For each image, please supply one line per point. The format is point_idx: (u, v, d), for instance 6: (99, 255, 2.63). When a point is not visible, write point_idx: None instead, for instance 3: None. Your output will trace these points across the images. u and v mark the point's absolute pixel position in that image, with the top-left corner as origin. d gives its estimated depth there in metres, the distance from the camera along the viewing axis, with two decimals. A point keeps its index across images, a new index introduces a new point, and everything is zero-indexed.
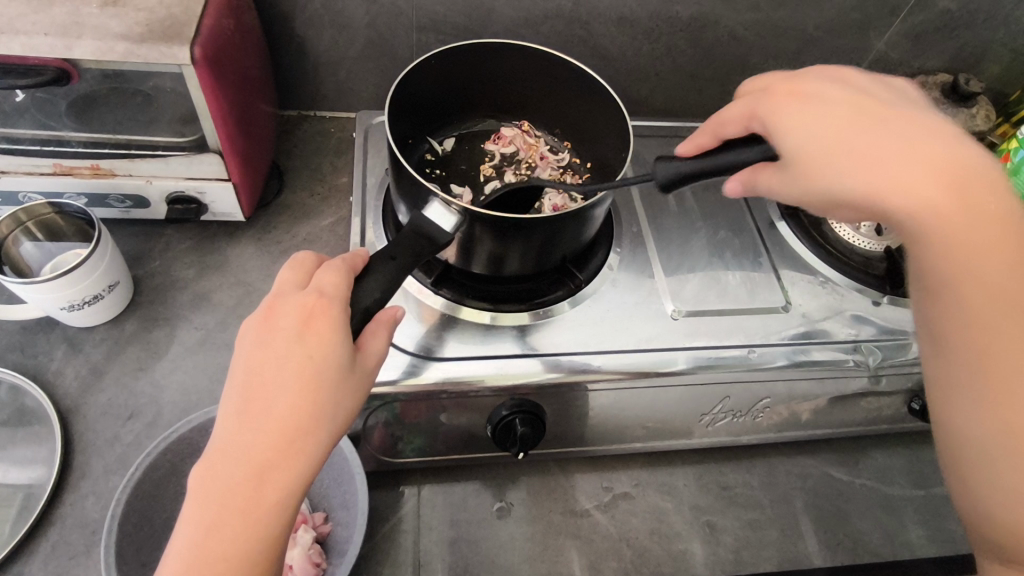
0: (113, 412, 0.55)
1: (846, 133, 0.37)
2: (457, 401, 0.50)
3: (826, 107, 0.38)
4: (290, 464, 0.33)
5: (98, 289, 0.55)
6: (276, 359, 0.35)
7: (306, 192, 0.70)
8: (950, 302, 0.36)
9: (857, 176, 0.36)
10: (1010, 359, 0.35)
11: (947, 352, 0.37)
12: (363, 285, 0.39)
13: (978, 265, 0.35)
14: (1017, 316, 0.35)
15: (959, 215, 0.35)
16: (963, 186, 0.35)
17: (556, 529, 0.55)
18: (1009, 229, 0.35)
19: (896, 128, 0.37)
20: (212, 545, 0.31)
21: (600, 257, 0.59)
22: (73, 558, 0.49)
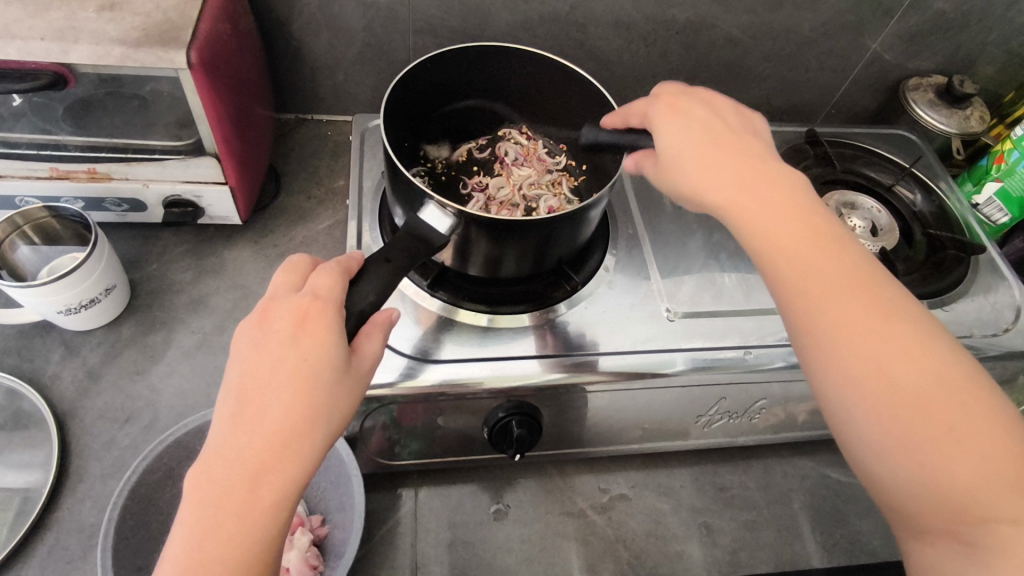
0: (110, 416, 0.55)
1: (681, 139, 0.43)
2: (455, 403, 0.50)
3: (683, 122, 0.44)
4: (284, 467, 0.33)
5: (95, 293, 0.56)
6: (271, 362, 0.35)
7: (303, 196, 0.70)
8: (782, 289, 0.40)
9: (697, 180, 0.42)
10: (835, 321, 0.38)
11: (801, 342, 0.39)
12: (359, 289, 0.39)
13: (783, 245, 0.39)
14: (835, 296, 0.38)
15: (773, 208, 0.40)
16: (772, 189, 0.41)
17: (553, 531, 0.55)
18: (812, 227, 0.40)
19: (726, 143, 0.43)
20: (208, 549, 0.31)
21: (596, 259, 0.59)
22: (69, 562, 0.49)
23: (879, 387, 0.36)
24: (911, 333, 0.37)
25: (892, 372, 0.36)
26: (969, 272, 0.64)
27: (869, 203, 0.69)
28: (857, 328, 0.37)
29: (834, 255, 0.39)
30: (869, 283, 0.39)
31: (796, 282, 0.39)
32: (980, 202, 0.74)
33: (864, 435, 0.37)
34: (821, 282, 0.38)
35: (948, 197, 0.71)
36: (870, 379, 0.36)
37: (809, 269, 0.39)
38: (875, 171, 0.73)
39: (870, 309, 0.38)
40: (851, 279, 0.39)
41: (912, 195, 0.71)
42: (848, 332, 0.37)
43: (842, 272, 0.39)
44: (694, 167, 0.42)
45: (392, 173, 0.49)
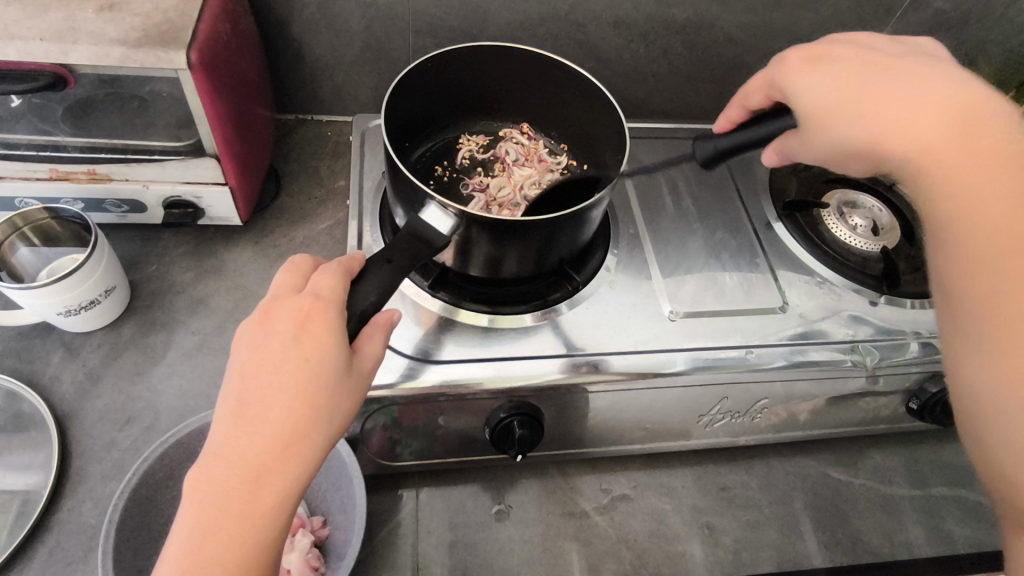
0: (110, 417, 0.55)
1: (831, 87, 0.45)
2: (457, 404, 0.50)
3: (829, 70, 0.46)
4: (286, 467, 0.33)
5: (95, 294, 0.55)
6: (273, 361, 0.35)
7: (303, 196, 0.70)
8: (950, 237, 0.40)
9: (862, 122, 0.43)
10: (1009, 267, 0.38)
11: (943, 286, 0.41)
12: (360, 290, 0.39)
13: (961, 187, 0.40)
14: (1010, 252, 0.38)
15: (954, 154, 0.40)
16: (971, 131, 0.40)
17: (555, 531, 0.55)
18: (1011, 174, 0.39)
19: (892, 83, 0.43)
20: (206, 550, 0.31)
21: (597, 259, 0.59)
22: (70, 564, 0.49)
23: (998, 339, 0.37)
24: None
25: (1022, 328, 0.37)
26: None
27: None
28: None
29: (1012, 204, 0.39)
30: (1014, 228, 0.38)
31: (987, 228, 0.39)
32: None
33: (981, 389, 0.38)
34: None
35: None
36: (1000, 336, 0.37)
37: (1016, 216, 0.38)
38: None
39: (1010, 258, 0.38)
40: (1007, 227, 0.38)
41: None
42: (989, 285, 0.38)
43: (1020, 221, 0.38)
44: (853, 114, 0.44)
45: (392, 175, 0.49)
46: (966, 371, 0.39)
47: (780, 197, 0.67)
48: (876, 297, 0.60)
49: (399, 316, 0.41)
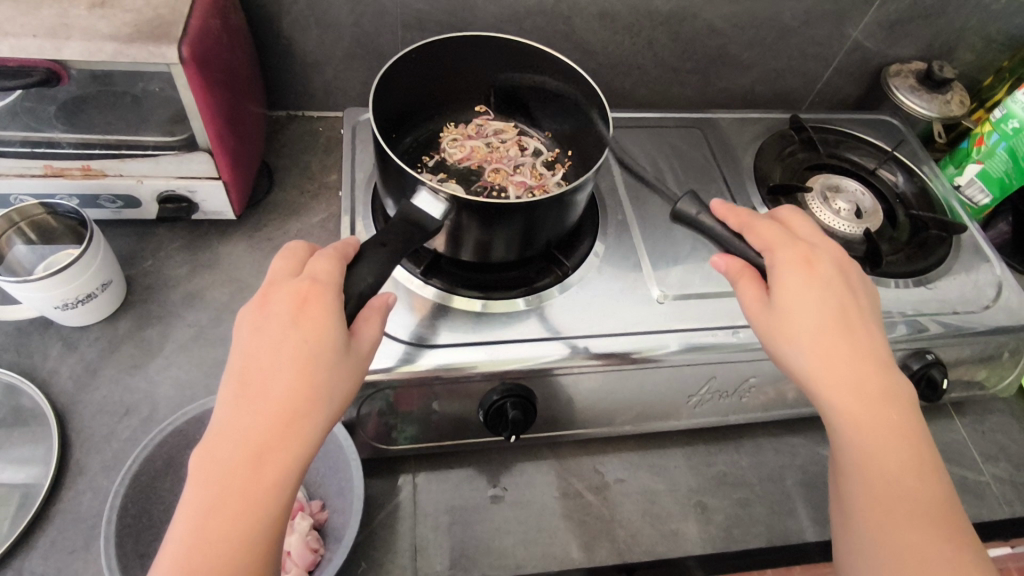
0: (109, 410, 0.56)
1: (811, 310, 0.44)
2: (452, 388, 0.51)
3: (814, 288, 0.44)
4: (290, 451, 0.34)
5: (92, 288, 0.56)
6: (274, 345, 0.36)
7: (296, 190, 0.71)
8: (858, 485, 0.41)
9: (808, 353, 0.43)
10: (898, 524, 0.39)
11: (854, 529, 0.41)
12: (356, 272, 0.40)
13: (872, 436, 0.41)
14: (908, 503, 0.40)
15: (866, 411, 0.42)
16: (885, 403, 0.42)
17: (550, 511, 0.56)
18: (930, 483, 0.41)
19: (834, 321, 0.43)
20: (212, 529, 0.32)
21: (586, 245, 0.60)
22: (72, 552, 0.49)
23: None
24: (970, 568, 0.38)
25: None
26: (952, 251, 0.66)
27: (853, 186, 0.70)
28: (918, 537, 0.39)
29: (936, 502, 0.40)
30: (937, 514, 0.40)
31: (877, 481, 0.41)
32: (961, 184, 0.76)
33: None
34: (919, 513, 0.40)
35: (930, 180, 0.73)
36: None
37: (909, 485, 0.40)
38: (858, 155, 0.74)
39: (925, 522, 0.39)
40: (929, 509, 0.40)
41: (894, 177, 0.72)
42: (917, 561, 0.38)
43: (919, 495, 0.40)
44: (814, 342, 0.43)
45: (381, 162, 0.50)
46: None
47: (764, 181, 0.68)
48: (861, 278, 0.62)
49: (390, 300, 0.41)
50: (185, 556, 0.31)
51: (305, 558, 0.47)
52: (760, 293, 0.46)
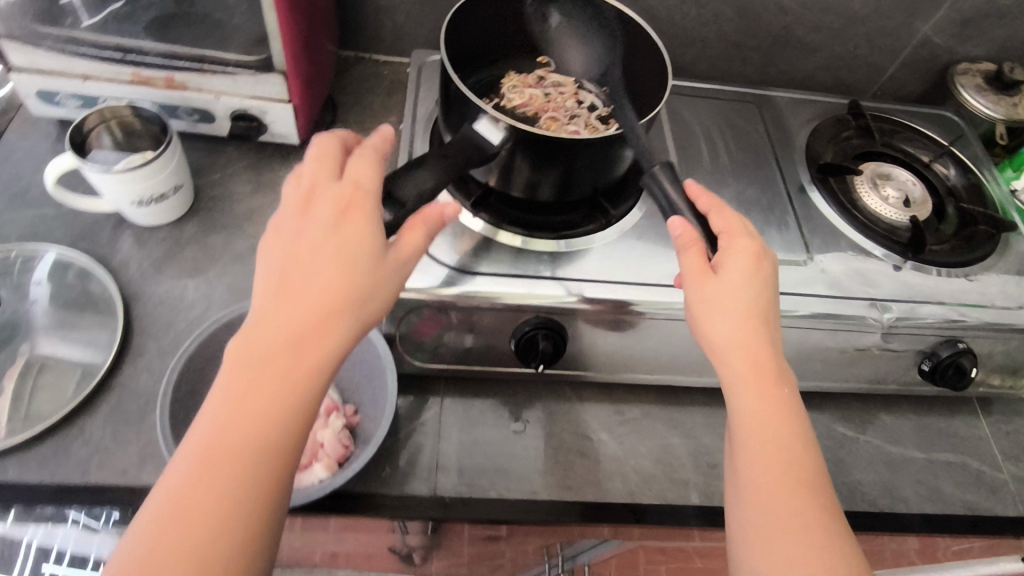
0: (170, 302, 0.60)
1: (736, 289, 0.43)
2: (490, 315, 0.54)
3: (745, 269, 0.43)
4: (323, 346, 0.37)
5: (166, 188, 0.60)
6: (318, 244, 0.39)
7: (357, 126, 0.75)
8: (744, 448, 0.41)
9: (720, 329, 0.42)
10: (768, 504, 0.38)
11: (733, 497, 0.41)
12: (418, 176, 0.43)
13: (759, 417, 0.41)
14: (781, 486, 0.39)
15: (759, 392, 0.41)
16: (778, 390, 0.42)
17: (567, 447, 0.58)
18: (808, 465, 0.40)
19: (749, 301, 0.43)
20: (247, 402, 0.35)
21: (633, 197, 0.61)
22: (126, 421, 0.53)
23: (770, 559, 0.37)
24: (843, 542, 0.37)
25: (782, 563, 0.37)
26: (999, 247, 0.65)
27: (904, 176, 0.70)
28: (783, 520, 0.38)
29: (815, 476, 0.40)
30: (807, 502, 0.39)
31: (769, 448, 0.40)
32: (1020, 188, 0.74)
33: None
34: (798, 485, 0.39)
35: (986, 178, 0.71)
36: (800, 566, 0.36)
37: (791, 457, 0.40)
38: (913, 146, 0.73)
39: (796, 508, 0.38)
40: (803, 479, 0.39)
41: (947, 171, 0.71)
42: (774, 540, 0.37)
43: (802, 467, 0.40)
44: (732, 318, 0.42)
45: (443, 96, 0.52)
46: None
47: (815, 160, 0.68)
48: (900, 262, 0.62)
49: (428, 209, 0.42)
50: (224, 431, 0.34)
51: (336, 453, 0.51)
52: (699, 260, 0.43)
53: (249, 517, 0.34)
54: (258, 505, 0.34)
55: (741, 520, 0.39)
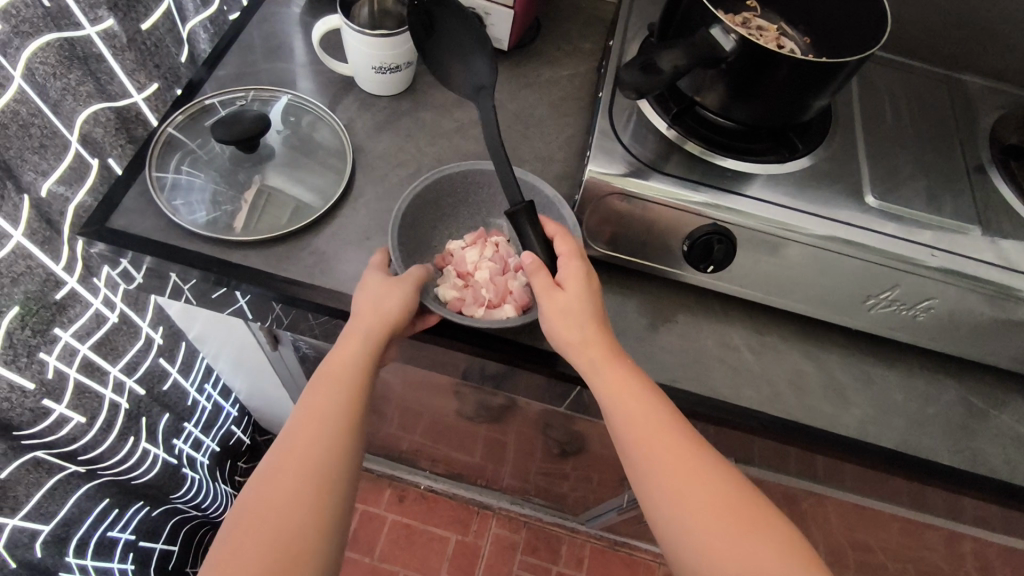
0: (386, 159, 0.69)
1: (575, 298, 0.54)
2: (666, 213, 0.60)
3: (575, 280, 0.54)
4: (349, 347, 0.54)
5: (401, 62, 0.69)
6: (365, 297, 0.55)
7: (556, 46, 0.81)
8: (620, 428, 0.51)
9: (569, 334, 0.53)
10: (657, 457, 0.49)
11: (635, 476, 0.51)
12: (667, 55, 0.53)
13: (621, 397, 0.51)
14: (658, 436, 0.50)
15: (611, 377, 0.52)
16: (624, 364, 0.53)
17: (706, 353, 0.64)
18: (665, 412, 0.51)
19: (578, 305, 0.53)
20: (338, 391, 0.52)
21: (817, 141, 0.65)
22: (345, 244, 0.64)
23: (676, 488, 0.49)
24: (715, 466, 0.49)
25: (681, 484, 0.48)
26: None
27: None
28: (674, 459, 0.49)
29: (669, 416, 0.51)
30: (679, 437, 0.50)
31: (627, 433, 0.50)
32: None
33: (672, 534, 0.48)
34: (655, 441, 0.50)
35: None
36: (670, 497, 0.48)
37: (652, 417, 0.51)
38: None
39: (676, 445, 0.50)
40: (663, 423, 0.51)
41: None
42: (671, 478, 0.49)
43: (658, 423, 0.51)
44: (575, 322, 0.53)
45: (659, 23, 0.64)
46: (656, 522, 0.49)
47: (998, 142, 0.69)
48: None
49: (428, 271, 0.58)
50: (283, 442, 0.51)
51: (523, 300, 0.59)
52: (542, 276, 0.55)
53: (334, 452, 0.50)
54: (325, 462, 0.50)
55: (644, 485, 0.50)
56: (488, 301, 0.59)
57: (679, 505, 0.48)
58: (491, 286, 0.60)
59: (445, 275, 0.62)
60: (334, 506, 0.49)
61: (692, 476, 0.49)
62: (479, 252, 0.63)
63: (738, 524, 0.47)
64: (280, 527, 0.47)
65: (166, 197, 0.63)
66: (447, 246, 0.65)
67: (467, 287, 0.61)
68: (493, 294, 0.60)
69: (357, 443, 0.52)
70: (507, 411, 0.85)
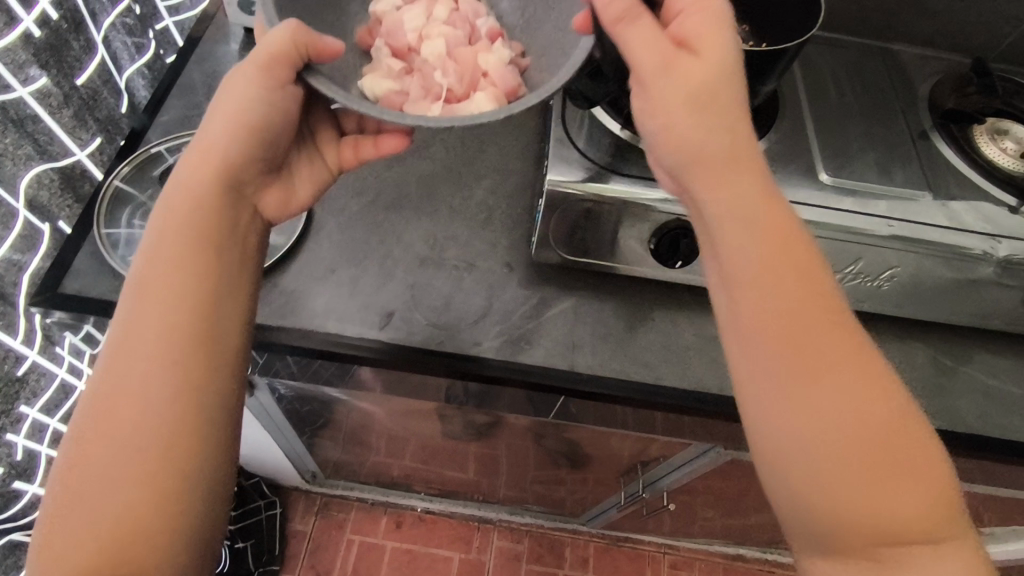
0: (344, 189, 0.68)
1: (697, 116, 0.44)
2: (634, 214, 0.59)
3: (713, 115, 0.44)
4: (194, 178, 0.46)
5: None
6: (223, 111, 0.47)
7: None
8: (747, 305, 0.42)
9: (703, 131, 0.44)
10: (806, 356, 0.41)
11: (744, 363, 0.42)
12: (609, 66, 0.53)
13: (777, 271, 0.42)
14: (807, 334, 0.41)
15: (766, 247, 0.42)
16: (782, 244, 0.43)
17: (687, 346, 0.64)
18: (831, 303, 0.42)
19: (743, 163, 0.44)
20: (173, 239, 0.44)
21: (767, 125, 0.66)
22: (312, 280, 0.62)
23: (813, 396, 0.40)
24: (871, 398, 0.40)
25: (820, 388, 0.40)
26: None
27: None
28: (825, 363, 0.41)
29: (831, 315, 0.42)
30: (839, 335, 0.41)
31: (769, 315, 0.41)
32: None
33: (781, 437, 0.41)
34: (812, 359, 0.41)
35: None
36: (801, 399, 0.40)
37: (804, 302, 0.42)
38: None
39: (830, 348, 0.41)
40: (826, 317, 0.42)
41: None
42: (820, 382, 0.40)
43: (818, 315, 0.41)
44: (698, 142, 0.44)
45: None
46: (763, 420, 0.42)
47: (936, 108, 0.72)
48: (1017, 205, 0.64)
49: (342, 51, 0.48)
50: (123, 317, 0.43)
51: (498, 74, 0.52)
52: (655, 46, 0.44)
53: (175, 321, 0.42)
54: (160, 351, 0.42)
55: (750, 372, 0.42)
56: (449, 92, 0.51)
57: (807, 410, 0.40)
58: (449, 67, 0.52)
59: (381, 55, 0.53)
60: (201, 399, 0.42)
61: (845, 387, 0.40)
62: (425, 14, 0.54)
63: (881, 442, 0.39)
64: (133, 432, 0.40)
65: (120, 254, 0.61)
66: (379, 11, 0.55)
67: (416, 75, 0.52)
68: (451, 81, 0.52)
69: (218, 313, 0.44)
70: (495, 427, 0.84)
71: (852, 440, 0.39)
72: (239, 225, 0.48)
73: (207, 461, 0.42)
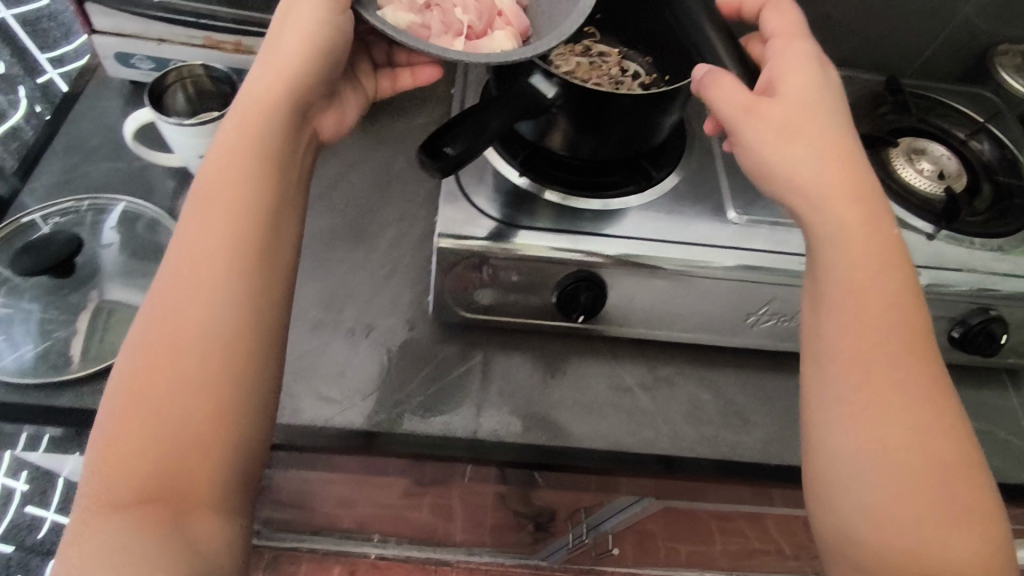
0: None
1: (812, 150, 0.47)
2: (539, 268, 0.56)
3: (815, 142, 0.47)
4: (262, 101, 0.46)
5: None
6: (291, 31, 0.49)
7: (407, 95, 0.77)
8: (836, 333, 0.45)
9: (834, 190, 0.46)
10: (868, 384, 0.43)
11: (819, 386, 0.45)
12: (484, 116, 0.49)
13: (854, 305, 0.44)
14: (885, 368, 0.43)
15: (864, 286, 0.45)
16: (893, 280, 0.45)
17: (602, 398, 0.61)
18: (918, 340, 0.44)
19: (806, 130, 0.48)
20: (238, 169, 0.43)
21: (671, 163, 0.63)
22: None
23: (873, 424, 0.42)
24: (939, 434, 0.43)
25: (892, 418, 0.42)
26: None
27: (939, 150, 0.71)
28: (890, 392, 0.43)
29: (927, 353, 0.44)
30: (919, 370, 0.44)
31: (847, 347, 0.44)
32: None
33: (840, 454, 0.43)
34: (870, 385, 0.43)
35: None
36: (858, 424, 0.43)
37: (911, 342, 0.44)
38: (949, 122, 0.74)
39: (905, 382, 0.43)
40: (914, 354, 0.44)
41: (981, 146, 0.72)
42: (885, 412, 0.43)
43: (892, 349, 0.43)
44: (842, 198, 0.46)
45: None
46: (821, 441, 0.44)
47: None
48: (933, 231, 0.62)
49: None
50: (182, 252, 0.41)
51: (514, 12, 0.57)
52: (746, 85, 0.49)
53: (230, 303, 0.40)
54: (225, 317, 0.40)
55: (821, 394, 0.44)
56: (468, 28, 0.56)
57: (870, 438, 0.42)
58: (469, 6, 0.57)
59: None
60: (252, 365, 0.40)
61: (909, 415, 0.42)
62: None
63: (939, 470, 0.42)
64: (186, 390, 0.37)
65: None
66: None
67: (436, 8, 0.56)
68: (471, 19, 0.56)
69: (279, 276, 0.43)
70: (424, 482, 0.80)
71: (911, 467, 0.42)
72: (302, 144, 0.50)
73: (243, 433, 0.39)
